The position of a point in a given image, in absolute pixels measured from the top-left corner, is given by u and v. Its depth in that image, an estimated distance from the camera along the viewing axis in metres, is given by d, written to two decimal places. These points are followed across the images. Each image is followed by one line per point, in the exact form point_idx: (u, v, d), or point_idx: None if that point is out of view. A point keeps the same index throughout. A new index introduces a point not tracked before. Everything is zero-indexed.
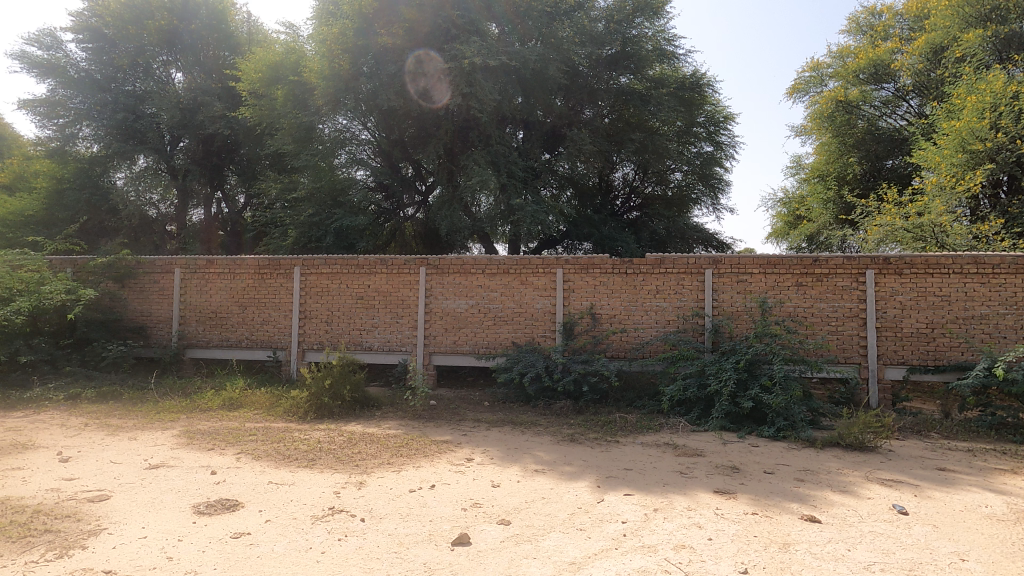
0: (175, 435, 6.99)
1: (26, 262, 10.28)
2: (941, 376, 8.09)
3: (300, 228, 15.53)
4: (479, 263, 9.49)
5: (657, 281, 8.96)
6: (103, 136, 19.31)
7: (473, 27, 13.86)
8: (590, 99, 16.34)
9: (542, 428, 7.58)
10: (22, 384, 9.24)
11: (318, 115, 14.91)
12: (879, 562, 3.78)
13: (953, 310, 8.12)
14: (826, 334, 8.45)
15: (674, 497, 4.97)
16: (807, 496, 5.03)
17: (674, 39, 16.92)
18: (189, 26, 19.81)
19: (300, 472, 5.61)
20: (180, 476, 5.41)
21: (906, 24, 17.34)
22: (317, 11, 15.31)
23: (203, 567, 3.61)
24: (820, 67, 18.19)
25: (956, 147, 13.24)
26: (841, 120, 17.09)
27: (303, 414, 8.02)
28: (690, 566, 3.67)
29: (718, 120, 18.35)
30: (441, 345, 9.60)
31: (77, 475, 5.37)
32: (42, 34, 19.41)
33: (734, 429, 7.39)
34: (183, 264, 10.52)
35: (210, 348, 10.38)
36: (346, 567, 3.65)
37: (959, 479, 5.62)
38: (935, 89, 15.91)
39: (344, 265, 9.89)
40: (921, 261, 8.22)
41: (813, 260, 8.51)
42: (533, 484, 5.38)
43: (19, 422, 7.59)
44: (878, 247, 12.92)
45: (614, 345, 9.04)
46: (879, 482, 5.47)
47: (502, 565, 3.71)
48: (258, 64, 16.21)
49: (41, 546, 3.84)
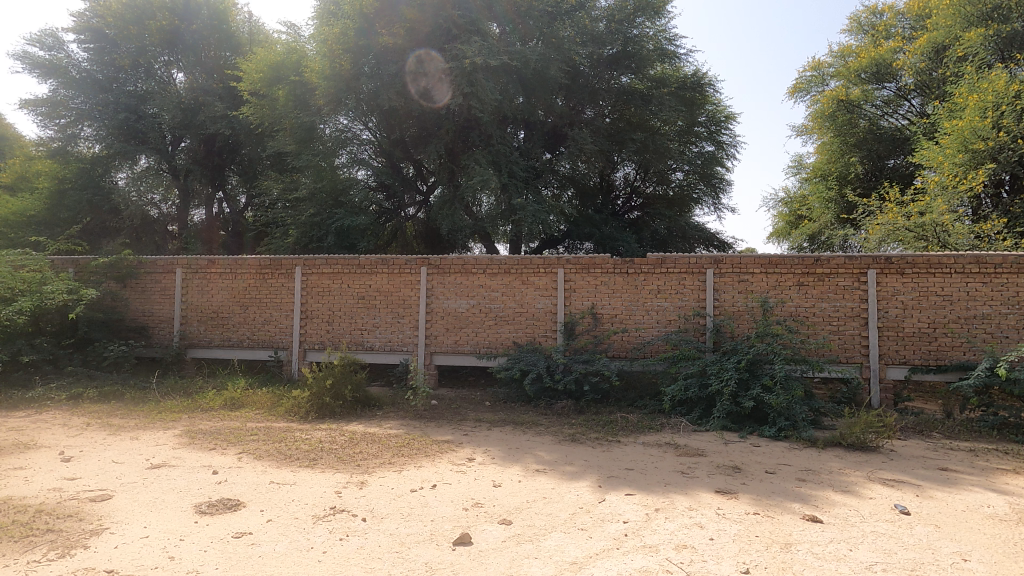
0: (177, 435, 6.99)
1: (28, 262, 10.29)
2: (943, 376, 8.08)
3: (301, 228, 15.54)
4: (480, 263, 9.49)
5: (658, 281, 8.95)
6: (104, 136, 19.35)
7: (474, 27, 13.87)
8: (591, 99, 16.35)
9: (543, 428, 7.57)
10: (23, 384, 9.24)
11: (319, 115, 14.91)
12: (881, 562, 3.78)
13: (955, 309, 8.11)
14: (828, 334, 8.44)
15: (675, 497, 4.96)
16: (809, 496, 5.03)
17: (675, 39, 16.93)
18: (190, 26, 19.84)
19: (301, 472, 5.60)
20: (181, 476, 5.41)
21: (908, 23, 17.33)
22: (318, 11, 15.32)
23: (204, 567, 3.61)
24: (821, 67, 18.17)
25: (958, 146, 13.21)
26: (842, 120, 17.06)
27: (305, 413, 8.03)
28: (691, 566, 3.67)
29: (719, 120, 18.35)
30: (442, 345, 9.61)
31: (79, 475, 5.37)
32: (43, 35, 19.45)
33: (736, 429, 7.38)
34: (185, 264, 10.52)
35: (212, 348, 10.39)
36: (347, 567, 3.65)
37: (961, 479, 5.61)
38: (937, 88, 15.87)
39: (346, 265, 9.89)
40: (923, 261, 8.21)
41: (815, 260, 8.50)
42: (534, 484, 5.38)
43: (21, 422, 7.59)
44: (880, 247, 12.90)
45: (615, 345, 9.04)
46: (880, 482, 5.46)
47: (503, 565, 3.71)
48: (259, 64, 16.21)
49: (43, 546, 3.84)
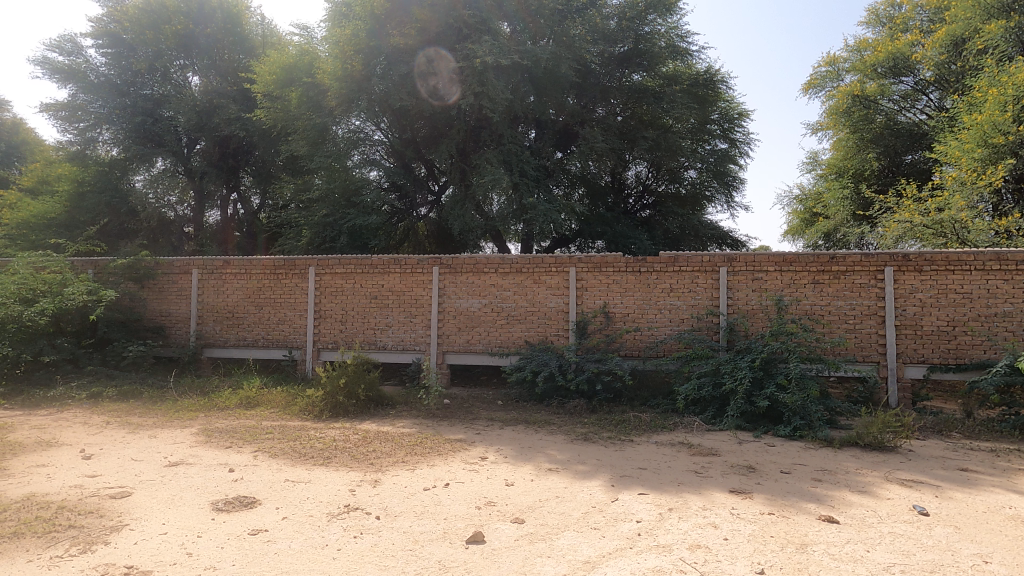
0: (194, 433, 7.06)
1: (49, 264, 10.49)
2: (963, 375, 7.94)
3: (314, 228, 15.81)
4: (492, 263, 9.50)
5: (671, 280, 8.90)
6: (122, 139, 19.64)
7: (485, 26, 13.84)
8: (603, 98, 16.23)
9: (555, 428, 7.55)
10: (45, 384, 9.38)
11: (331, 116, 15.00)
12: (899, 563, 3.73)
13: (975, 307, 7.97)
14: (844, 332, 8.34)
15: (689, 497, 4.93)
16: (824, 496, 4.98)
17: (688, 36, 16.92)
18: (205, 29, 20.08)
19: (316, 471, 5.64)
20: (197, 475, 5.46)
21: (926, 16, 16.94)
22: (330, 12, 15.41)
23: (222, 563, 3.65)
24: (836, 61, 17.79)
25: (977, 140, 12.93)
26: (859, 115, 16.85)
27: (319, 413, 8.08)
28: (705, 567, 3.65)
29: (732, 117, 18.29)
30: (454, 344, 9.63)
31: (100, 472, 5.47)
32: (63, 41, 19.72)
33: (750, 429, 7.32)
34: (201, 264, 10.65)
35: (227, 348, 10.50)
36: (360, 564, 3.67)
37: (981, 480, 5.51)
38: (956, 82, 15.67)
39: (359, 265, 9.95)
40: (941, 258, 8.08)
41: (830, 258, 8.41)
42: (547, 483, 5.37)
43: (41, 421, 7.68)
44: (897, 244, 12.73)
45: (627, 344, 9.00)
46: (898, 483, 5.37)
47: (516, 564, 3.70)
48: (272, 67, 16.39)
49: (66, 541, 3.92)
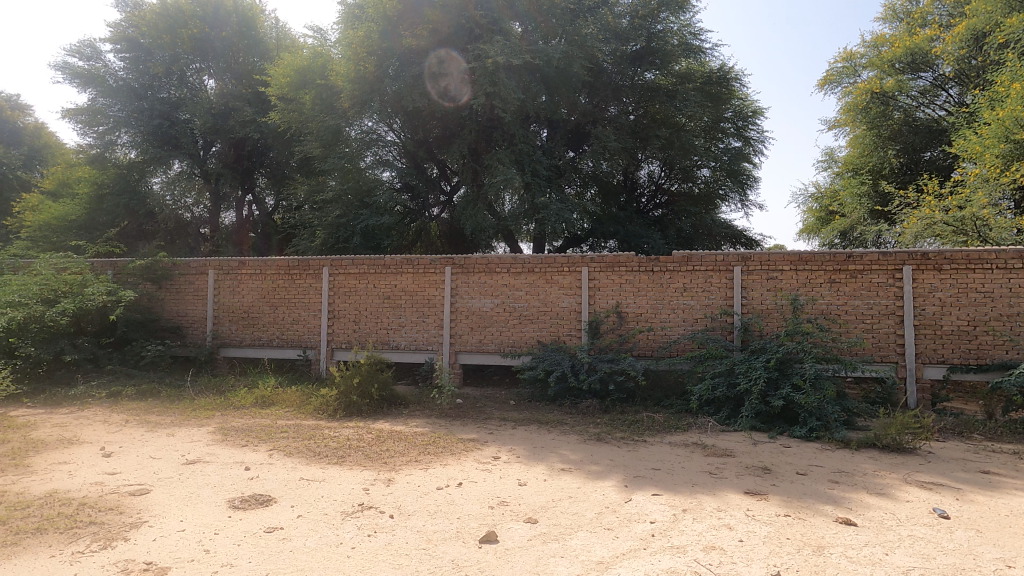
0: (211, 432, 7.16)
1: (70, 265, 10.67)
2: (984, 375, 7.79)
3: (328, 229, 15.94)
4: (504, 262, 9.50)
5: (684, 279, 8.83)
6: (140, 142, 19.92)
7: (496, 26, 13.84)
8: (615, 96, 16.16)
9: (568, 428, 7.53)
10: (66, 383, 9.53)
11: (344, 117, 15.09)
12: (918, 566, 3.67)
13: (997, 306, 7.82)
14: (861, 332, 8.23)
15: (703, 498, 4.89)
16: (841, 498, 4.92)
17: (700, 33, 16.82)
18: (220, 33, 20.33)
19: (330, 469, 5.68)
20: (214, 473, 5.52)
21: (945, 9, 16.67)
22: (343, 14, 15.51)
23: (238, 560, 3.68)
24: (853, 57, 17.49)
25: (998, 136, 12.61)
26: (876, 111, 16.57)
27: (333, 412, 8.14)
28: (721, 568, 3.61)
29: (746, 115, 18.11)
30: (466, 343, 9.64)
31: (119, 469, 5.55)
32: (82, 45, 20.06)
33: (765, 430, 7.26)
34: (217, 265, 10.78)
35: (243, 347, 10.61)
36: (375, 563, 3.69)
37: (1004, 483, 5.41)
38: (976, 77, 15.40)
39: (372, 265, 10.01)
40: (962, 257, 7.93)
41: (847, 257, 8.29)
42: (560, 483, 5.36)
43: (62, 419, 7.81)
44: (916, 242, 12.62)
45: (640, 343, 8.96)
46: (918, 485, 5.28)
47: (529, 564, 3.70)
48: (286, 69, 16.51)
49: (87, 537, 3.98)
